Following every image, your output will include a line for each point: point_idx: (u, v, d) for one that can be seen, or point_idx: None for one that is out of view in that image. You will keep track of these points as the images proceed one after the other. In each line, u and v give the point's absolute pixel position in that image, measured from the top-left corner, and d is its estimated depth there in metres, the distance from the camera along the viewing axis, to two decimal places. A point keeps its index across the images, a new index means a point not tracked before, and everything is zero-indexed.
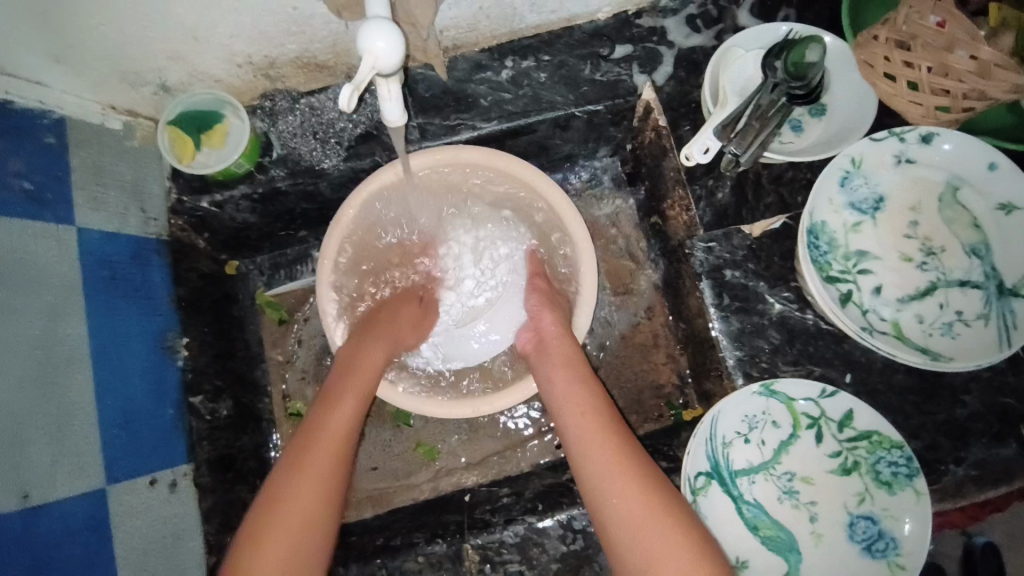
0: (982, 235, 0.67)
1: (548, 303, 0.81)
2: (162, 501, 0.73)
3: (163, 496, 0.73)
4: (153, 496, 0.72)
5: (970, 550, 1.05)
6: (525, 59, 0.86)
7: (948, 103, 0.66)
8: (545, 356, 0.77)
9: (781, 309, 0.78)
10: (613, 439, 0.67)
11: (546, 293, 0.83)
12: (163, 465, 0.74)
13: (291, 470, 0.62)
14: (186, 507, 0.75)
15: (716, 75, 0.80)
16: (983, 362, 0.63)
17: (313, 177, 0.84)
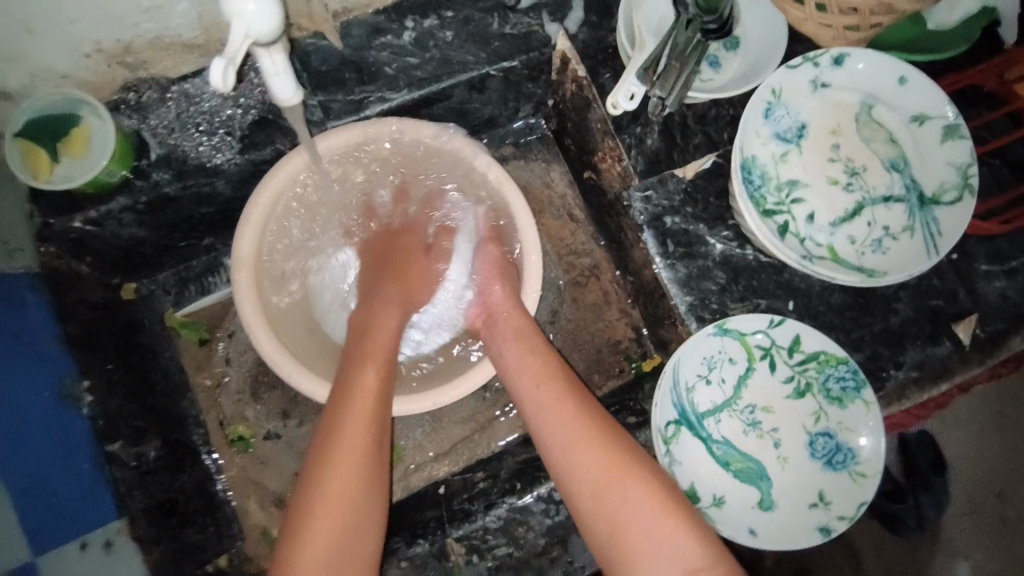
0: (899, 149, 0.69)
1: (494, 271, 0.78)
2: (98, 563, 0.64)
3: (99, 558, 0.65)
4: (87, 560, 0.64)
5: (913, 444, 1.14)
6: (426, 18, 0.79)
7: (856, 21, 0.67)
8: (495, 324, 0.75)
9: (723, 249, 0.78)
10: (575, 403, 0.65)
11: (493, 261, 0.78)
12: (92, 526, 0.66)
13: (341, 401, 0.64)
14: (129, 565, 0.66)
15: (631, 15, 0.77)
16: (914, 271, 0.64)
17: (206, 176, 0.76)
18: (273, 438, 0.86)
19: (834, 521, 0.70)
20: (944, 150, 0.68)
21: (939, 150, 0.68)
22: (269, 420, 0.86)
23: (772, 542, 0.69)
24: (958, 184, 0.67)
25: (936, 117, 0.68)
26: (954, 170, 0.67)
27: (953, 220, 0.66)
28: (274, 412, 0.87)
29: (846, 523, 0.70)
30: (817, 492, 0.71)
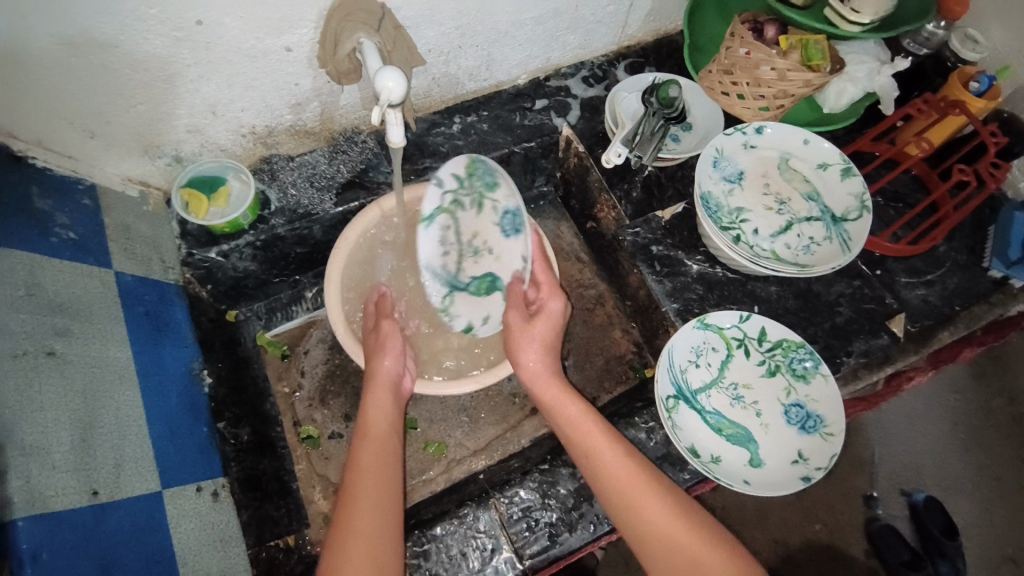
0: (812, 186, 0.98)
1: (539, 347, 0.87)
2: (207, 508, 0.80)
3: (208, 504, 0.80)
4: (200, 502, 0.79)
5: (914, 503, 1.44)
6: (469, 116, 1.12)
7: (766, 103, 0.99)
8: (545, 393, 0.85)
9: (699, 269, 1.01)
10: (631, 464, 0.75)
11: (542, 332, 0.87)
12: (206, 476, 0.81)
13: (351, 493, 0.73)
14: (228, 516, 0.83)
15: (613, 111, 1.10)
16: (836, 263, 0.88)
17: (308, 221, 1.00)
18: (337, 437, 1.01)
19: (812, 471, 0.84)
20: (844, 185, 0.96)
21: (842, 185, 0.96)
22: (333, 422, 1.02)
23: (762, 489, 0.83)
24: (858, 206, 0.94)
25: (835, 164, 0.98)
26: (854, 198, 0.95)
27: (859, 230, 0.92)
28: (338, 415, 1.02)
29: (821, 472, 0.84)
30: (797, 451, 0.86)
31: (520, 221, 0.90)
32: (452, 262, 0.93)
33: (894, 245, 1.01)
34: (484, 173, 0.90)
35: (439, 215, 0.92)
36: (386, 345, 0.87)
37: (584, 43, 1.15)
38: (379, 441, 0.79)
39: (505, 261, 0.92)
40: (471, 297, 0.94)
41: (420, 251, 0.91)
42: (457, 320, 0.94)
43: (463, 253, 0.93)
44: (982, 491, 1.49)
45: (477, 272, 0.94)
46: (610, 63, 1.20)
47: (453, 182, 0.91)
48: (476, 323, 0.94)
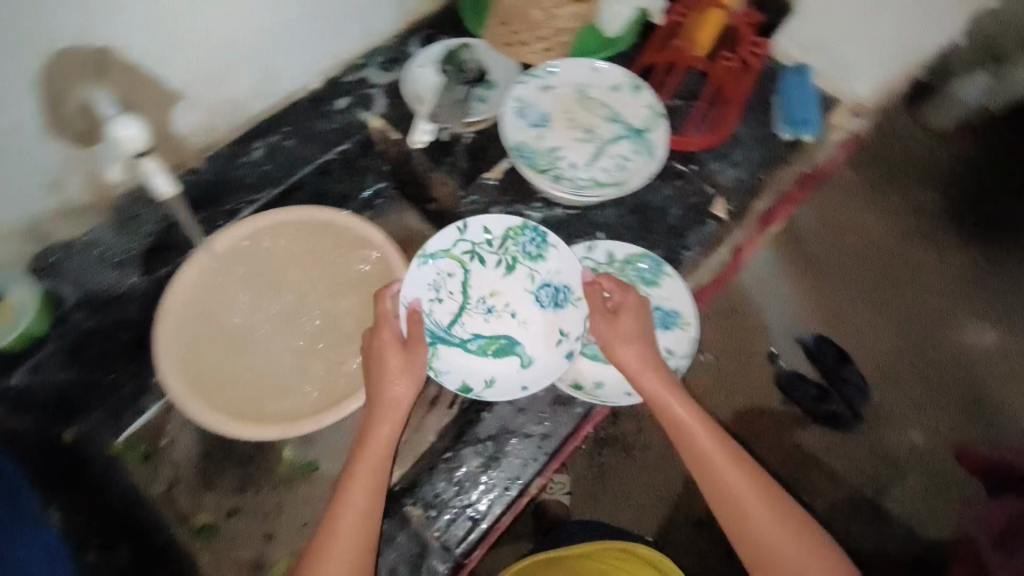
0: (612, 108, 1.02)
1: (629, 340, 0.86)
2: None
3: None
4: None
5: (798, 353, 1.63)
6: (271, 136, 1.03)
7: (548, 44, 1.00)
8: (619, 348, 0.86)
9: (541, 215, 1.04)
10: (673, 389, 0.85)
11: (637, 326, 0.87)
12: None
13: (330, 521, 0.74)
14: None
15: (409, 91, 1.09)
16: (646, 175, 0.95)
17: (117, 302, 0.92)
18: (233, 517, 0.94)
19: (680, 361, 0.94)
20: (638, 99, 1.02)
21: (635, 100, 1.02)
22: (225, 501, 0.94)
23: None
24: (653, 114, 1.00)
25: (625, 84, 1.03)
26: (648, 108, 1.01)
27: (660, 138, 0.99)
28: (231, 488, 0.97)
29: (686, 359, 0.95)
30: (664, 349, 0.95)
31: (573, 293, 0.95)
32: (444, 315, 0.93)
33: (700, 138, 1.10)
34: (530, 240, 0.96)
35: (444, 260, 0.95)
36: (384, 356, 0.82)
37: (368, 27, 1.09)
38: (374, 450, 0.79)
39: (524, 324, 0.95)
40: (464, 351, 0.93)
41: (410, 292, 0.91)
42: (445, 377, 0.91)
43: (463, 307, 0.95)
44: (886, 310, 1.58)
45: (484, 331, 0.94)
46: (403, 40, 1.13)
47: (481, 233, 0.96)
48: (473, 384, 0.91)
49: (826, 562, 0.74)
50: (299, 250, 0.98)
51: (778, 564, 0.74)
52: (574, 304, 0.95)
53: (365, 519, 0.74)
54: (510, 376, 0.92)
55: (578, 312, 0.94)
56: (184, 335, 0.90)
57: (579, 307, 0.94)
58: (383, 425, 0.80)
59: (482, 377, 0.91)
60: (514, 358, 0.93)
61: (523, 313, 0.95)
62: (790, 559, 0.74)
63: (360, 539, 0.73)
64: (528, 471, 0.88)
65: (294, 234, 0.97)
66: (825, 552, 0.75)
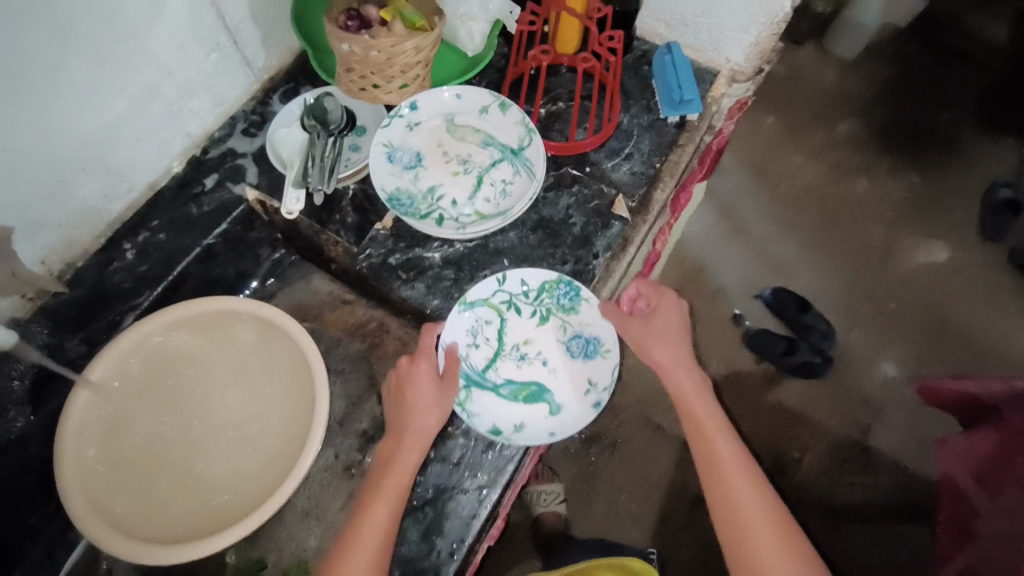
0: (484, 132, 0.99)
1: (659, 339, 0.90)
2: None
3: None
4: None
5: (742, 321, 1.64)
6: (139, 234, 0.96)
7: (402, 82, 0.93)
8: (631, 331, 0.90)
9: (442, 254, 1.00)
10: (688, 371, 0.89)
11: (668, 321, 0.92)
12: None
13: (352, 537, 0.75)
14: None
15: (277, 155, 1.02)
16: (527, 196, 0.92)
17: (13, 448, 0.84)
18: None
19: (603, 393, 0.88)
20: (508, 117, 0.99)
21: (506, 119, 0.99)
22: None
23: (567, 433, 0.85)
24: (526, 130, 0.97)
25: (493, 104, 1.00)
26: (520, 125, 0.98)
27: (537, 153, 0.96)
28: None
29: (609, 391, 0.88)
30: (586, 381, 0.90)
31: (603, 346, 0.91)
32: (489, 354, 0.92)
33: (592, 137, 1.08)
34: (566, 294, 0.93)
35: (483, 306, 0.94)
36: (416, 358, 0.85)
37: (218, 98, 1.04)
38: (397, 468, 0.79)
39: (559, 374, 0.91)
40: (503, 400, 0.89)
41: (451, 332, 0.90)
42: (479, 419, 0.86)
43: (500, 352, 0.92)
44: (822, 251, 1.73)
45: (518, 377, 0.91)
46: (263, 102, 1.10)
47: (519, 286, 0.94)
48: (504, 426, 0.86)
49: (791, 551, 0.76)
50: (201, 352, 0.91)
51: (728, 523, 0.78)
52: (604, 354, 0.91)
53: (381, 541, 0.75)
54: (538, 421, 0.87)
55: (610, 366, 0.89)
56: (90, 472, 0.79)
57: (610, 357, 0.90)
58: (421, 417, 0.82)
59: (514, 421, 0.87)
60: (543, 405, 0.88)
61: (562, 376, 0.90)
62: (740, 517, 0.78)
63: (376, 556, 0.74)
64: (472, 528, 0.83)
65: (196, 333, 0.90)
66: (799, 551, 0.76)
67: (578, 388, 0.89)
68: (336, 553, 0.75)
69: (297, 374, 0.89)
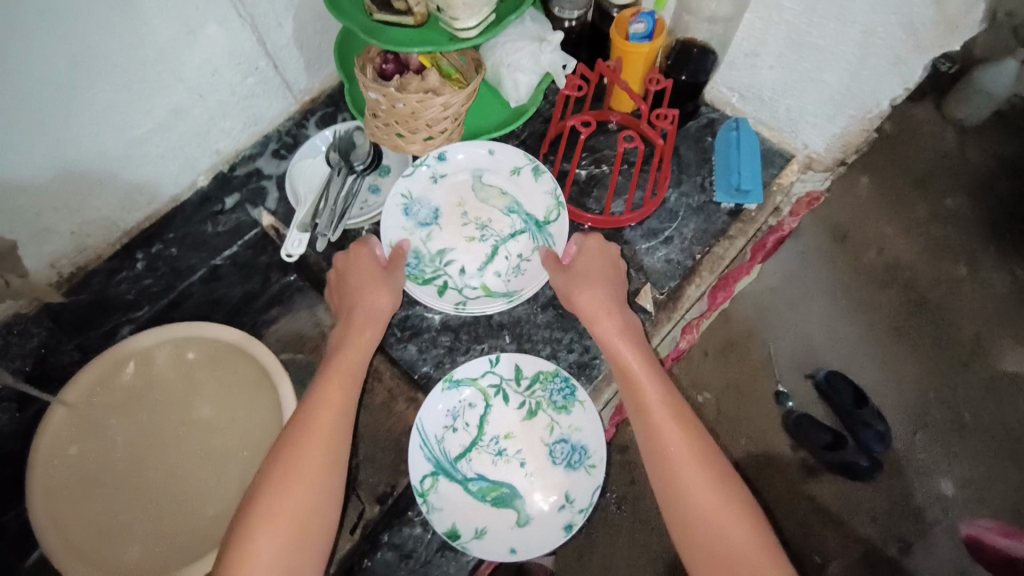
0: (511, 197, 0.91)
1: (604, 301, 0.81)
2: None
3: None
4: None
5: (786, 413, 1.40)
6: (153, 245, 0.98)
7: (426, 134, 0.88)
8: (559, 282, 0.84)
9: (441, 317, 0.94)
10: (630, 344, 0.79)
11: (600, 267, 0.84)
12: None
13: (276, 479, 0.68)
14: None
15: (294, 187, 0.98)
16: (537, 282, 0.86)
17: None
18: None
19: (577, 515, 0.79)
20: (539, 186, 0.90)
21: (537, 187, 0.90)
22: None
23: (529, 553, 0.78)
24: (555, 205, 0.89)
25: (526, 167, 0.92)
26: (550, 197, 0.90)
27: (560, 232, 0.89)
28: None
29: (584, 514, 0.79)
30: (563, 494, 0.81)
31: (589, 458, 0.82)
32: (465, 441, 0.85)
33: (635, 213, 0.96)
34: (559, 391, 0.85)
35: (469, 386, 0.87)
36: (363, 264, 0.85)
37: (251, 118, 1.02)
38: (327, 419, 0.72)
39: (535, 479, 0.82)
40: (468, 497, 0.82)
41: (428, 410, 0.85)
42: (440, 515, 0.80)
43: (477, 441, 0.85)
44: (881, 351, 1.45)
45: (491, 473, 0.83)
46: (298, 124, 1.08)
47: (512, 372, 0.87)
48: (464, 528, 0.79)
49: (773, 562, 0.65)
50: (180, 378, 0.92)
51: (698, 532, 0.68)
52: (588, 468, 0.81)
53: (329, 459, 0.70)
54: (503, 530, 0.79)
55: (591, 483, 0.80)
56: (59, 496, 0.81)
57: (595, 474, 0.81)
58: (364, 333, 0.81)
59: (476, 524, 0.80)
60: (511, 512, 0.80)
61: (538, 482, 0.82)
62: (699, 500, 0.69)
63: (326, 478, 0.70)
64: None
65: (180, 359, 0.91)
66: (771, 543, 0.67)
67: (553, 500, 0.81)
68: (263, 494, 0.67)
69: (265, 412, 0.88)
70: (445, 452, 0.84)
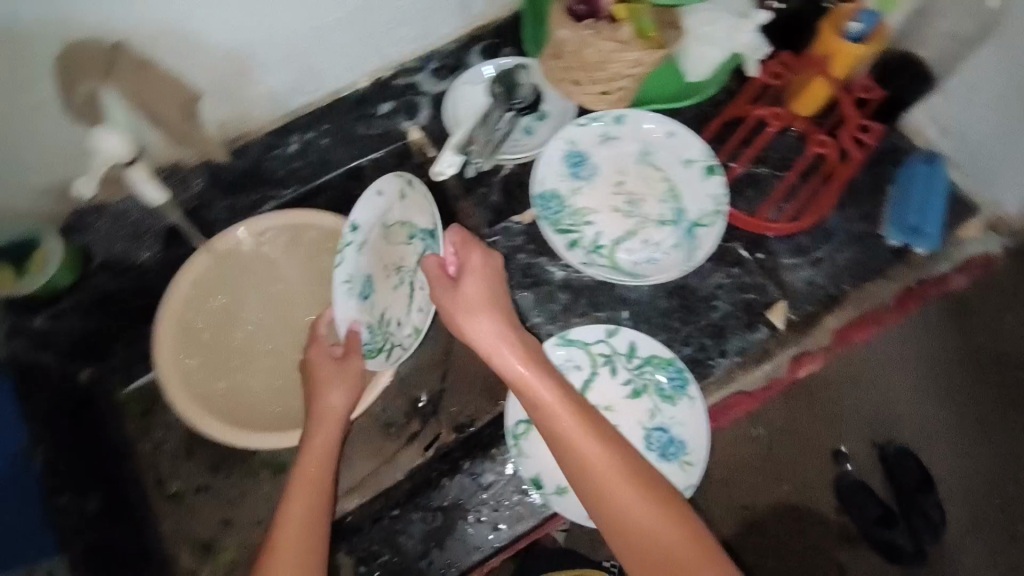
0: (671, 183, 0.86)
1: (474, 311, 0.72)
2: None
3: None
4: None
5: None
6: (307, 132, 1.00)
7: (603, 87, 0.85)
8: (438, 297, 0.74)
9: (564, 275, 0.95)
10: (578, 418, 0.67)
11: (491, 292, 0.74)
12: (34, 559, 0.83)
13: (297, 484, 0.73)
14: None
15: (453, 110, 0.98)
16: (670, 275, 0.81)
17: (134, 269, 0.97)
18: (204, 491, 0.98)
19: None
20: (706, 185, 0.85)
21: (703, 185, 0.85)
22: (198, 476, 0.99)
23: None
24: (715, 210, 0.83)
25: (699, 161, 0.86)
26: (712, 200, 0.84)
27: (710, 237, 0.82)
28: (204, 468, 0.99)
29: None
30: None
31: (687, 454, 0.81)
32: None
33: (782, 225, 0.92)
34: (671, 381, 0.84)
35: (582, 352, 0.88)
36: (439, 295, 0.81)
37: (423, 32, 1.00)
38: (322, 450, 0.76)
39: None
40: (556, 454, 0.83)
41: None
42: (528, 460, 0.83)
43: None
44: None
45: None
46: (463, 49, 1.05)
47: (626, 349, 0.87)
48: (548, 479, 0.83)
49: None
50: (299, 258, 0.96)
51: None
52: (684, 463, 0.81)
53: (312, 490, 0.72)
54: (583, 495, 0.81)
55: (684, 479, 0.80)
56: (185, 334, 0.90)
57: (690, 471, 0.80)
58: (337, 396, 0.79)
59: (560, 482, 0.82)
60: None
61: None
62: (636, 518, 0.62)
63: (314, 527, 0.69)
64: (467, 555, 0.84)
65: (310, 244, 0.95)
66: None
67: None
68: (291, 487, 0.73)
69: None
70: None
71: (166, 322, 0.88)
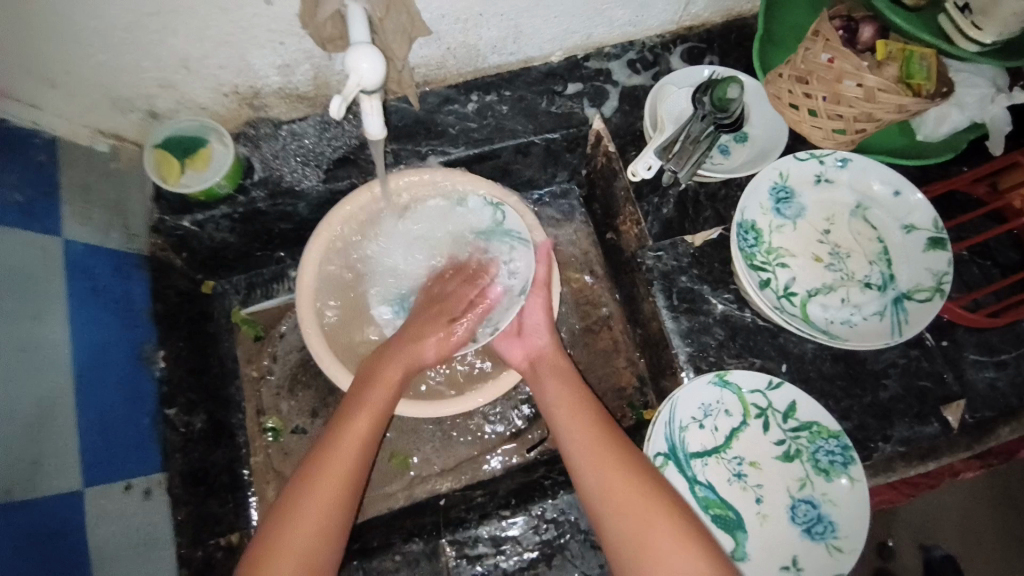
0: (884, 245, 0.83)
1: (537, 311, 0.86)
2: (135, 507, 0.75)
3: (137, 502, 0.76)
4: (127, 501, 0.74)
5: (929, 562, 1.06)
6: (488, 94, 0.95)
7: (842, 126, 0.77)
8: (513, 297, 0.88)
9: (724, 309, 0.86)
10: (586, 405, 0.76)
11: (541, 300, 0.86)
12: (137, 473, 0.77)
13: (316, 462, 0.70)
14: (157, 516, 0.78)
15: (652, 109, 0.92)
16: (872, 343, 0.77)
17: (291, 198, 0.90)
18: (299, 432, 0.98)
19: None
20: (927, 257, 0.81)
21: (923, 257, 0.81)
22: (298, 416, 0.99)
23: None
24: (933, 287, 0.79)
25: (924, 231, 0.82)
26: (932, 275, 0.80)
27: (920, 313, 0.79)
28: (304, 409, 0.99)
29: None
30: (791, 555, 0.76)
31: (835, 538, 0.76)
32: (711, 444, 0.80)
33: (967, 313, 0.83)
34: (830, 455, 0.78)
35: (734, 396, 0.81)
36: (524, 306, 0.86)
37: (635, 19, 0.93)
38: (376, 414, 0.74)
39: (765, 522, 0.78)
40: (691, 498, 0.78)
41: (692, 395, 0.81)
42: None
43: (720, 452, 0.80)
44: None
45: (722, 491, 0.79)
46: (665, 45, 0.98)
47: (784, 407, 0.80)
48: None
49: None
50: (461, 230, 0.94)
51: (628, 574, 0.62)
52: (830, 546, 0.76)
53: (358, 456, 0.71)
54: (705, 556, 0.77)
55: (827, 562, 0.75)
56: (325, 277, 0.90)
57: (837, 556, 0.75)
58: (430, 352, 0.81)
59: None
60: (730, 540, 0.77)
61: (767, 528, 0.77)
62: (605, 485, 0.67)
63: (337, 497, 0.68)
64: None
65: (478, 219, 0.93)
66: None
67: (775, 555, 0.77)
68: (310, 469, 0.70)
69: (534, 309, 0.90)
70: (686, 444, 0.80)
71: (317, 252, 0.89)
